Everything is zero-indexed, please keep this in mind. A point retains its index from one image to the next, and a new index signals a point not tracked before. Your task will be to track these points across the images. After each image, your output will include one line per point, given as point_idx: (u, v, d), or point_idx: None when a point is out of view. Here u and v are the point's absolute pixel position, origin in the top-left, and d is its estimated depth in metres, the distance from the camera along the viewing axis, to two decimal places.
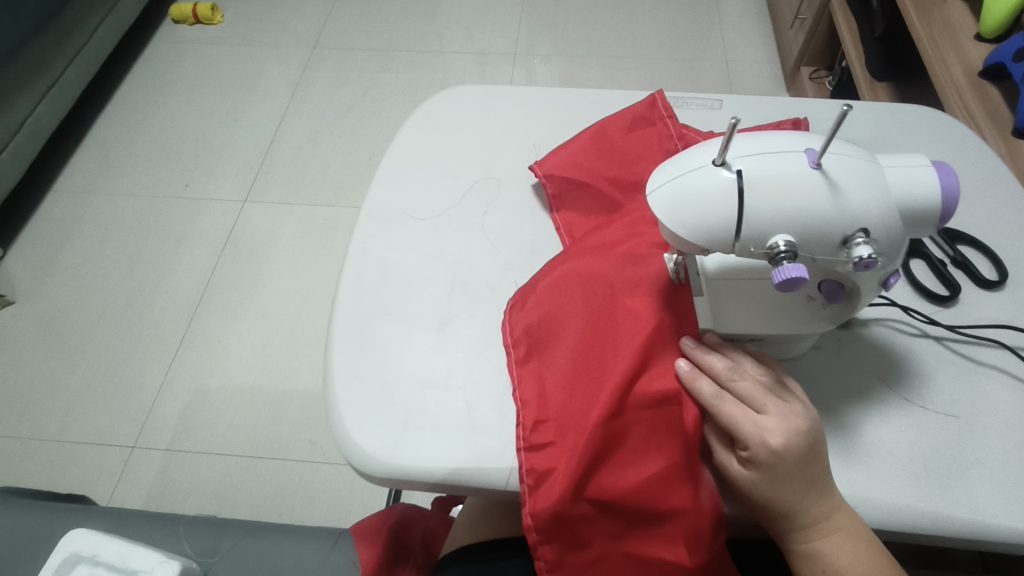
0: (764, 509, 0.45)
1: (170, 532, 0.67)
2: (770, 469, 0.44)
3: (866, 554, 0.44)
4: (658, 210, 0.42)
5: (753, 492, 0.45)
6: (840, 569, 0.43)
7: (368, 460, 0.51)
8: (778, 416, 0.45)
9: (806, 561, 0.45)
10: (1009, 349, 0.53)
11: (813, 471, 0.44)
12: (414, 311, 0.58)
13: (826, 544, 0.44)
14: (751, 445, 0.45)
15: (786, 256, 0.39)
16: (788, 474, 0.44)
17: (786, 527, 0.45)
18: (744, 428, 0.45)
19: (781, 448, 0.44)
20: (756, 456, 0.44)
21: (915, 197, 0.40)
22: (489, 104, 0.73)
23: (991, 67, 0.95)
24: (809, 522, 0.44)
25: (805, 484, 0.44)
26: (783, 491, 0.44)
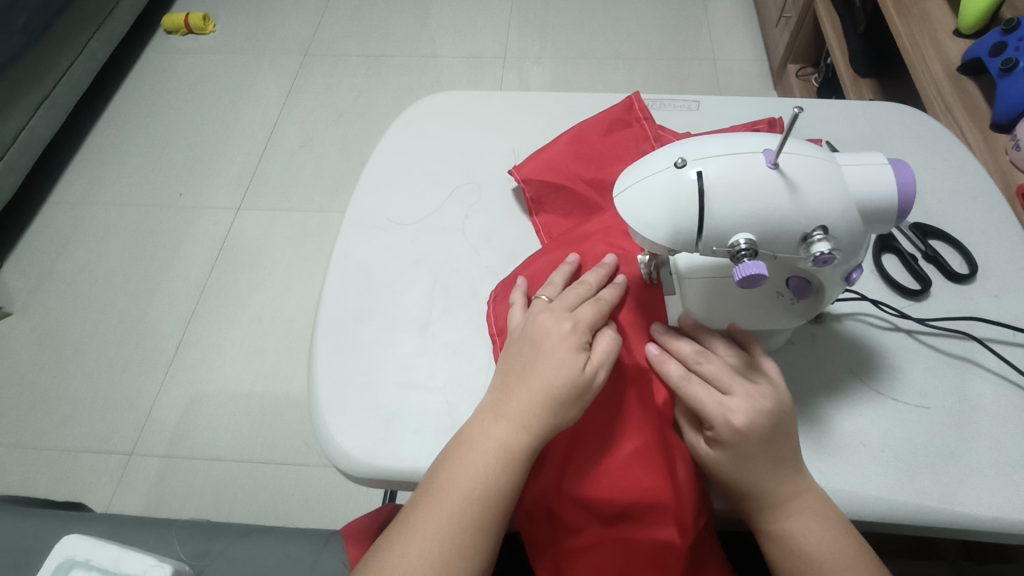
0: (734, 492, 0.46)
1: (161, 534, 0.69)
2: (735, 448, 0.45)
3: (833, 533, 0.44)
4: (625, 211, 0.43)
5: (721, 473, 0.46)
6: (808, 548, 0.43)
7: (352, 461, 0.52)
8: (743, 396, 0.45)
9: (775, 542, 0.45)
10: (978, 341, 0.54)
11: (778, 450, 0.45)
12: (396, 314, 0.59)
13: (794, 523, 0.44)
14: (716, 425, 0.45)
15: (747, 254, 0.40)
16: (753, 452, 0.45)
17: (756, 510, 0.45)
18: (709, 408, 0.46)
19: (744, 427, 0.44)
20: (721, 435, 0.45)
21: (872, 195, 0.41)
22: (471, 109, 0.74)
23: (968, 63, 0.96)
24: (778, 502, 0.45)
25: (770, 462, 0.45)
26: (749, 471, 0.45)
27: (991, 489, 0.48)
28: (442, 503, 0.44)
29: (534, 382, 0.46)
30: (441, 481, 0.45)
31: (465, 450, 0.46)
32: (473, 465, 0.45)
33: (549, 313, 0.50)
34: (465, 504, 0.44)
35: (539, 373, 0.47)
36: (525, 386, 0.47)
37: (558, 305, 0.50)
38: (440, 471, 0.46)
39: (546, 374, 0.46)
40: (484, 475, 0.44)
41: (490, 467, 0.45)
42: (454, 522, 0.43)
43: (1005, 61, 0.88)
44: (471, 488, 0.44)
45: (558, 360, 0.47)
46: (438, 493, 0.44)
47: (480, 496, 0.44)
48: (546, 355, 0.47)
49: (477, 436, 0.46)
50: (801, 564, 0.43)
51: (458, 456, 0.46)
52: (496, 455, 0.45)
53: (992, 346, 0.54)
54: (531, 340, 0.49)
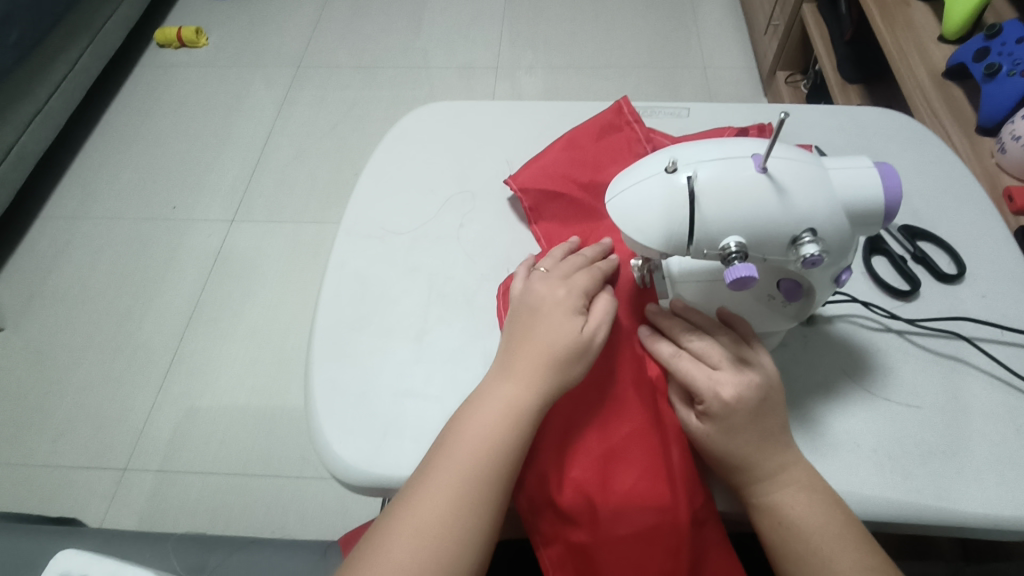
0: (726, 469, 0.46)
1: (157, 549, 0.68)
2: (726, 420, 0.46)
3: (821, 503, 0.44)
4: (617, 215, 0.43)
5: (713, 449, 0.47)
6: (797, 519, 0.44)
7: (351, 470, 0.52)
8: (732, 371, 0.47)
9: (766, 512, 0.45)
10: (967, 340, 0.55)
11: (766, 422, 0.46)
12: (392, 323, 0.60)
13: (781, 493, 0.45)
14: (706, 398, 0.46)
15: (737, 256, 0.40)
16: (743, 424, 0.46)
17: (746, 484, 0.46)
18: (700, 382, 0.47)
19: (733, 400, 0.45)
20: (710, 407, 0.46)
21: (859, 198, 0.42)
22: (463, 119, 0.75)
23: (953, 68, 0.98)
24: (768, 474, 0.45)
25: (758, 434, 0.46)
26: (740, 441, 0.45)
27: (980, 486, 0.48)
28: (454, 458, 0.46)
29: (542, 342, 0.49)
30: (453, 442, 0.46)
31: (477, 409, 0.47)
32: (484, 421, 0.47)
33: (545, 281, 0.53)
34: (478, 461, 0.45)
35: (546, 331, 0.50)
36: (530, 348, 0.49)
37: (551, 300, 0.51)
38: (452, 432, 0.47)
39: (551, 333, 0.49)
40: (496, 431, 0.46)
41: (504, 424, 0.46)
42: (472, 475, 0.45)
43: (989, 66, 0.89)
44: (485, 443, 0.46)
45: (561, 321, 0.50)
46: (451, 454, 0.46)
47: (495, 449, 0.46)
48: (546, 321, 0.50)
49: (489, 396, 0.48)
50: (792, 534, 0.44)
51: (469, 413, 0.48)
52: (505, 410, 0.47)
53: (982, 346, 0.55)
54: (532, 304, 0.52)
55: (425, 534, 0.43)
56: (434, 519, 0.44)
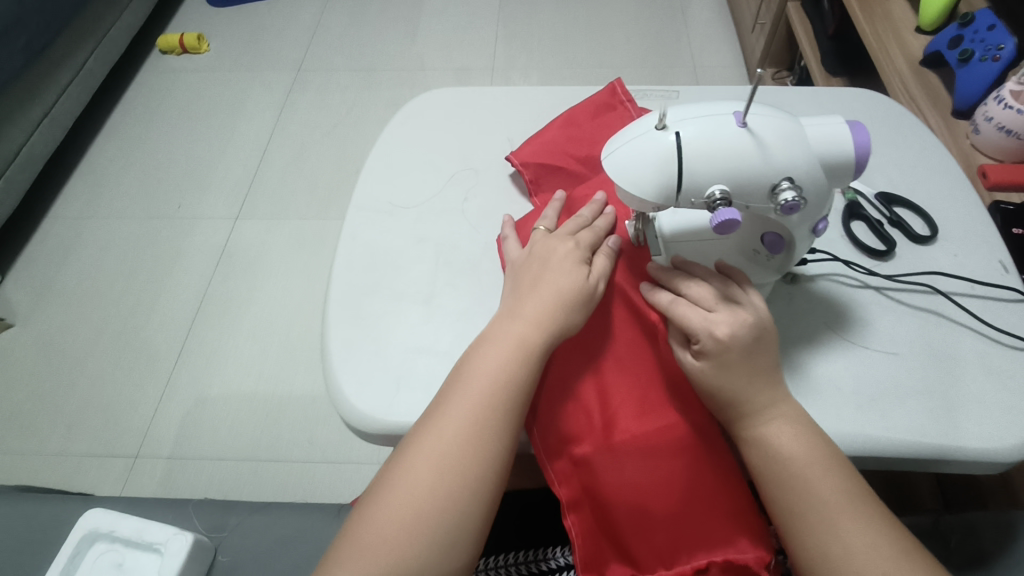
0: (719, 404, 0.50)
1: (179, 512, 0.71)
2: (717, 356, 0.49)
3: (805, 438, 0.48)
4: (612, 171, 0.47)
5: (707, 382, 0.50)
6: (783, 450, 0.47)
7: (366, 418, 0.55)
8: (727, 313, 0.50)
9: (756, 443, 0.49)
10: (940, 294, 0.59)
11: (757, 360, 0.50)
12: (403, 288, 0.63)
13: (769, 428, 0.48)
14: (701, 338, 0.50)
15: (722, 202, 0.45)
16: (736, 362, 0.49)
17: (737, 417, 0.50)
18: (695, 324, 0.50)
19: (726, 339, 0.49)
20: (705, 345, 0.50)
21: (832, 150, 0.46)
22: (465, 103, 0.79)
23: (930, 56, 1.02)
24: (758, 406, 0.49)
25: (748, 374, 0.49)
26: (733, 377, 0.49)
27: (952, 421, 0.52)
28: (466, 387, 0.49)
29: (550, 290, 0.53)
30: (465, 374, 0.50)
31: (487, 346, 0.51)
32: (495, 357, 0.50)
33: (554, 238, 0.57)
34: (487, 389, 0.49)
35: (553, 281, 0.54)
36: (538, 293, 0.53)
37: (560, 250, 0.56)
38: (464, 367, 0.51)
39: (556, 281, 0.54)
40: (505, 363, 0.50)
41: (511, 356, 0.50)
42: (481, 400, 0.48)
43: (963, 52, 0.94)
44: (495, 374, 0.50)
45: (566, 269, 0.54)
46: (462, 383, 0.50)
47: (503, 379, 0.49)
48: (555, 267, 0.55)
49: (498, 334, 0.52)
50: (779, 462, 0.47)
51: (480, 355, 0.51)
52: (515, 347, 0.51)
53: (955, 299, 0.59)
54: (540, 257, 0.56)
55: (439, 463, 0.47)
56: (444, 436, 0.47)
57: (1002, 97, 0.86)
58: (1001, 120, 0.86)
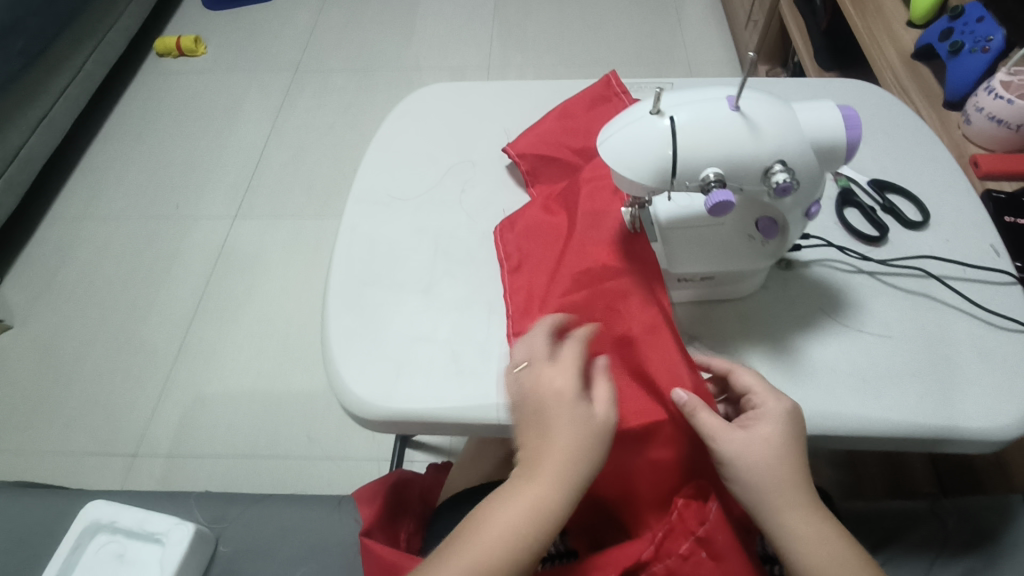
0: (758, 498, 0.47)
1: (180, 503, 0.72)
2: (780, 436, 0.48)
3: (845, 549, 0.46)
4: (608, 157, 0.48)
5: (759, 462, 0.47)
6: (823, 548, 0.45)
7: (366, 405, 0.56)
8: (774, 392, 0.50)
9: (800, 543, 0.46)
10: (932, 277, 0.60)
11: (801, 454, 0.48)
12: (402, 277, 0.64)
13: (806, 524, 0.46)
14: (764, 408, 0.50)
15: (716, 184, 0.45)
16: (785, 451, 0.48)
17: (776, 510, 0.46)
18: (759, 396, 0.50)
19: (792, 416, 0.49)
20: (766, 419, 0.49)
21: (823, 133, 0.47)
22: (462, 98, 0.80)
23: (921, 49, 1.04)
24: (798, 501, 0.47)
25: (801, 468, 0.48)
26: (787, 464, 0.47)
27: (945, 401, 0.53)
28: (480, 565, 0.43)
29: (560, 445, 0.46)
30: (475, 546, 0.44)
31: (498, 513, 0.45)
32: (511, 518, 0.44)
33: (551, 368, 0.49)
34: (507, 560, 0.43)
35: (559, 432, 0.46)
36: (549, 445, 0.46)
37: (561, 384, 0.48)
38: (477, 528, 0.45)
39: (565, 434, 0.46)
40: (524, 526, 0.44)
41: (529, 525, 0.44)
42: (503, 569, 0.43)
43: (952, 44, 0.95)
44: (510, 543, 0.44)
45: (573, 412, 0.47)
46: (475, 554, 0.43)
47: (523, 547, 0.44)
48: (561, 410, 0.47)
49: (510, 495, 0.45)
50: (822, 563, 0.45)
51: (493, 514, 0.45)
52: (533, 510, 0.44)
53: (947, 282, 0.59)
54: (534, 401, 0.48)
55: None
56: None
57: (992, 87, 0.87)
58: (991, 110, 0.87)
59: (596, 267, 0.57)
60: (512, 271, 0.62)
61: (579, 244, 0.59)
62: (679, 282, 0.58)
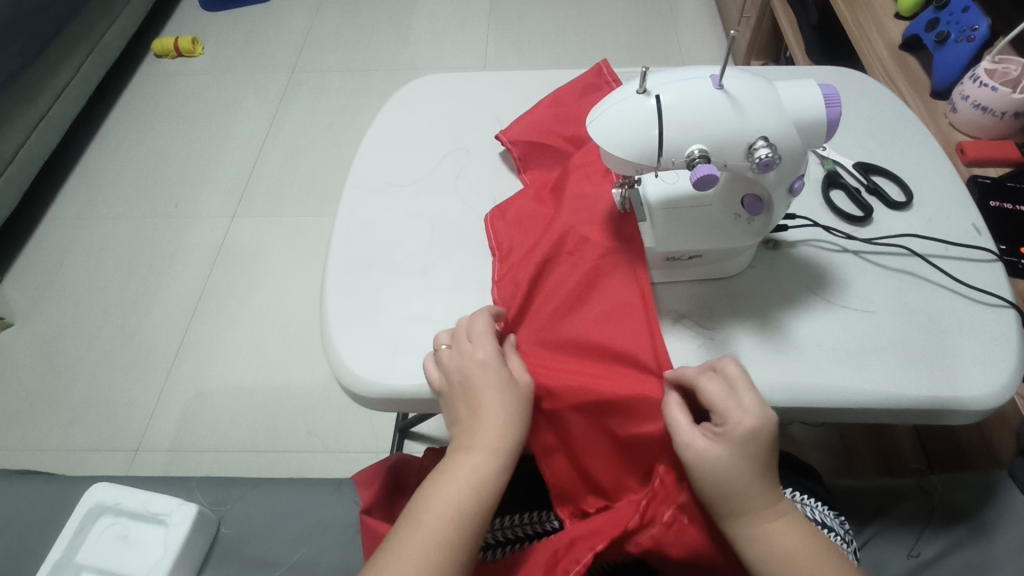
0: (720, 502, 0.50)
1: (182, 486, 0.73)
2: (740, 448, 0.49)
3: (806, 542, 0.49)
4: (597, 135, 0.49)
5: (715, 471, 0.49)
6: (784, 548, 0.49)
7: (364, 382, 0.57)
8: (750, 407, 0.50)
9: (749, 543, 0.49)
10: (915, 255, 0.61)
11: (759, 464, 0.50)
12: (398, 261, 0.65)
13: (769, 525, 0.49)
14: (729, 421, 0.50)
15: (700, 160, 0.47)
16: (744, 460, 0.49)
17: (729, 511, 0.50)
18: (724, 406, 0.50)
19: (757, 429, 0.49)
20: (729, 433, 0.50)
21: (804, 110, 0.48)
22: (456, 88, 0.81)
23: (909, 40, 1.05)
24: (760, 503, 0.50)
25: (763, 472, 0.50)
26: (743, 474, 0.49)
27: (926, 372, 0.54)
28: (430, 526, 0.50)
29: (490, 420, 0.53)
30: (425, 511, 0.51)
31: (443, 481, 0.52)
32: (454, 487, 0.51)
33: (461, 349, 0.55)
34: (453, 517, 0.51)
35: (487, 408, 0.54)
36: (483, 416, 0.54)
37: (478, 364, 0.54)
38: (425, 500, 0.52)
39: (494, 410, 0.54)
40: (466, 492, 0.51)
41: (470, 488, 0.52)
42: (452, 524, 0.50)
43: (939, 34, 0.97)
44: (454, 507, 0.51)
45: (499, 388, 0.54)
46: (425, 519, 0.50)
47: (467, 505, 0.51)
48: (484, 388, 0.54)
49: (452, 466, 0.53)
50: (769, 562, 0.49)
51: (437, 488, 0.52)
52: (472, 477, 0.52)
53: (930, 260, 0.61)
54: (462, 381, 0.54)
55: None
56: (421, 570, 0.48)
57: (977, 75, 0.89)
58: (976, 98, 0.88)
59: (582, 246, 0.60)
60: (499, 254, 0.63)
61: (564, 226, 0.60)
62: (667, 261, 0.59)
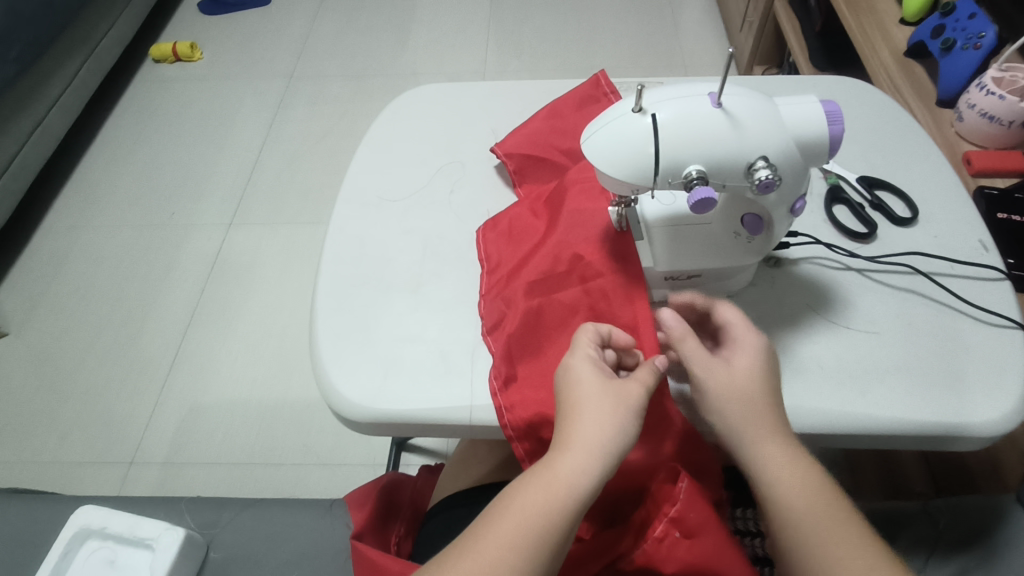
0: (740, 415, 0.49)
1: (171, 508, 0.71)
2: (753, 366, 0.51)
3: (819, 476, 0.48)
4: (592, 155, 0.48)
5: (733, 382, 0.50)
6: (799, 469, 0.47)
7: (354, 407, 0.56)
8: (749, 339, 0.52)
9: (768, 454, 0.48)
10: (921, 274, 0.59)
11: (766, 395, 0.50)
12: (390, 278, 0.64)
13: (788, 447, 0.48)
14: (741, 343, 0.52)
15: (698, 181, 0.45)
16: (761, 378, 0.50)
17: (742, 429, 0.49)
18: (736, 333, 0.53)
19: (768, 351, 0.51)
20: (743, 355, 0.51)
21: (805, 128, 0.47)
22: (452, 99, 0.80)
23: (914, 47, 1.04)
24: (778, 428, 0.49)
25: (775, 394, 0.51)
26: (759, 386, 0.50)
27: (933, 397, 0.52)
28: (511, 527, 0.44)
29: (587, 427, 0.47)
30: (506, 510, 0.45)
31: (530, 478, 0.46)
32: (534, 498, 0.45)
33: (581, 357, 0.51)
34: (535, 524, 0.44)
35: (586, 416, 0.48)
36: (580, 413, 0.48)
37: (584, 374, 0.49)
38: (499, 508, 0.46)
39: (595, 410, 0.48)
40: (546, 506, 0.45)
41: (561, 493, 0.45)
42: (531, 533, 0.44)
43: (945, 41, 0.95)
44: (533, 517, 0.44)
45: (607, 389, 0.49)
46: (505, 518, 0.45)
47: (551, 513, 0.44)
48: (590, 396, 0.48)
49: (547, 462, 0.46)
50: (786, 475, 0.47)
51: (514, 497, 0.46)
52: (560, 491, 0.45)
53: (936, 278, 0.59)
54: (567, 389, 0.50)
55: None
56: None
57: (984, 84, 0.87)
58: (983, 106, 0.86)
59: (578, 266, 0.58)
60: (492, 273, 0.62)
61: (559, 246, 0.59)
62: (666, 281, 0.58)
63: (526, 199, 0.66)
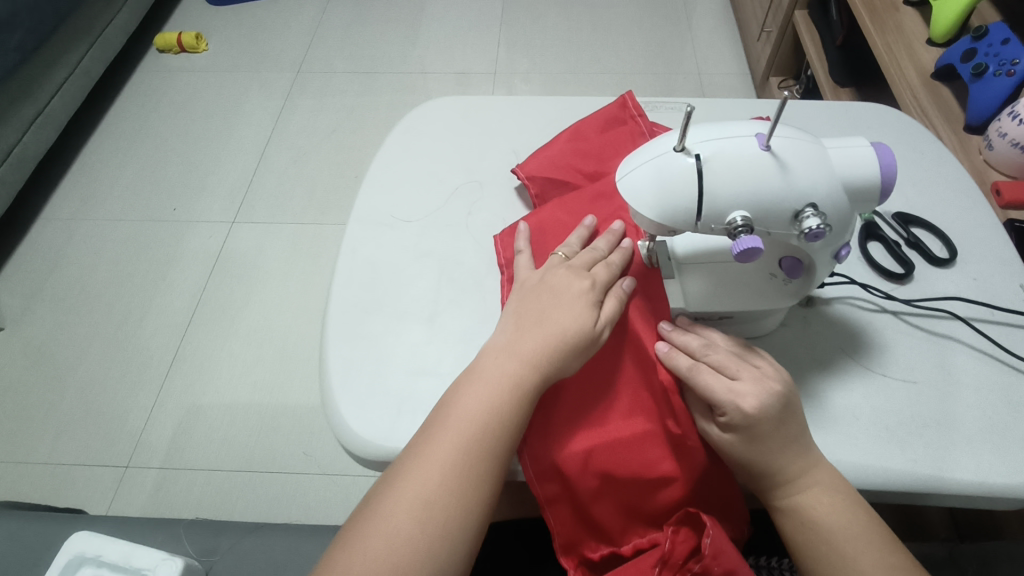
0: (754, 472, 0.48)
1: (169, 533, 0.69)
2: (746, 433, 0.47)
3: (842, 504, 0.47)
4: (629, 194, 0.45)
5: (735, 458, 0.48)
6: (819, 519, 0.47)
7: (366, 445, 0.53)
8: (751, 381, 0.48)
9: (788, 512, 0.48)
10: (961, 320, 0.57)
11: (789, 428, 0.47)
12: (404, 305, 0.61)
13: (804, 495, 0.47)
14: (727, 411, 0.47)
15: (743, 230, 0.43)
16: (760, 441, 0.47)
17: (760, 486, 0.49)
18: (719, 394, 0.48)
19: (755, 411, 0.46)
20: (733, 420, 0.47)
21: (857, 174, 0.44)
22: (470, 114, 0.77)
23: (941, 69, 1.01)
24: (794, 477, 0.47)
25: (781, 441, 0.47)
26: (761, 454, 0.47)
27: (978, 456, 0.50)
28: (451, 433, 0.47)
29: (550, 330, 0.50)
30: (449, 414, 0.48)
31: (473, 381, 0.49)
32: (484, 395, 0.48)
33: (568, 270, 0.53)
34: (479, 425, 0.47)
35: (554, 321, 0.50)
36: (540, 330, 0.50)
37: (567, 284, 0.52)
38: (450, 400, 0.49)
39: (560, 321, 0.50)
40: (492, 402, 0.48)
41: (501, 398, 0.48)
42: (479, 432, 0.47)
43: (976, 66, 0.92)
44: (483, 414, 0.47)
45: (575, 310, 0.51)
46: (449, 422, 0.47)
47: (494, 418, 0.47)
48: (565, 305, 0.51)
49: (490, 368, 0.49)
50: (806, 532, 0.47)
51: (464, 391, 0.49)
52: (508, 387, 0.48)
53: (976, 326, 0.57)
54: (546, 289, 0.53)
55: (424, 496, 0.45)
56: (438, 482, 0.45)
57: (1017, 113, 0.84)
58: (1014, 136, 0.84)
59: None
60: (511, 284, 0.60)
61: None
62: (694, 317, 0.55)
63: (543, 206, 0.63)
